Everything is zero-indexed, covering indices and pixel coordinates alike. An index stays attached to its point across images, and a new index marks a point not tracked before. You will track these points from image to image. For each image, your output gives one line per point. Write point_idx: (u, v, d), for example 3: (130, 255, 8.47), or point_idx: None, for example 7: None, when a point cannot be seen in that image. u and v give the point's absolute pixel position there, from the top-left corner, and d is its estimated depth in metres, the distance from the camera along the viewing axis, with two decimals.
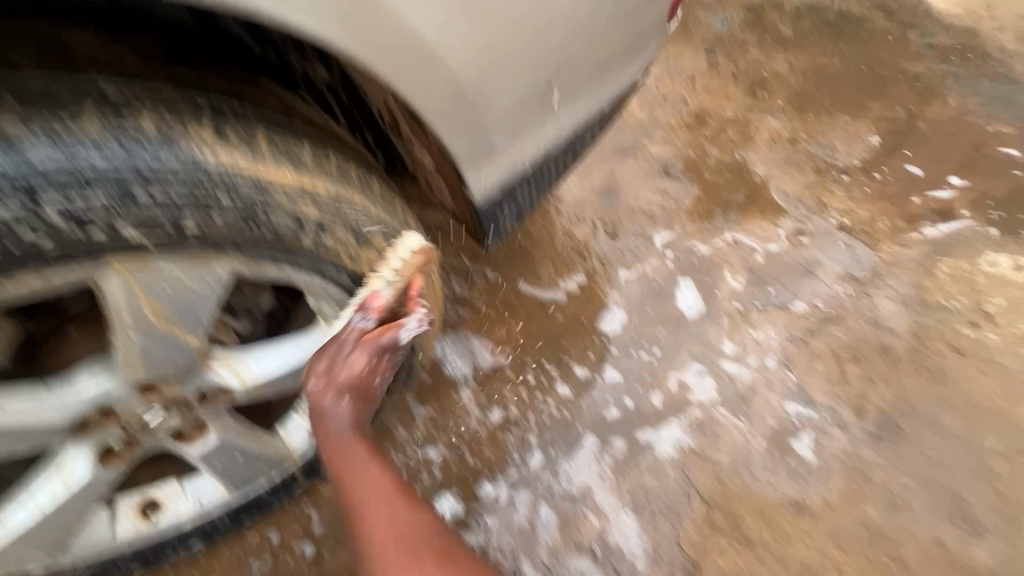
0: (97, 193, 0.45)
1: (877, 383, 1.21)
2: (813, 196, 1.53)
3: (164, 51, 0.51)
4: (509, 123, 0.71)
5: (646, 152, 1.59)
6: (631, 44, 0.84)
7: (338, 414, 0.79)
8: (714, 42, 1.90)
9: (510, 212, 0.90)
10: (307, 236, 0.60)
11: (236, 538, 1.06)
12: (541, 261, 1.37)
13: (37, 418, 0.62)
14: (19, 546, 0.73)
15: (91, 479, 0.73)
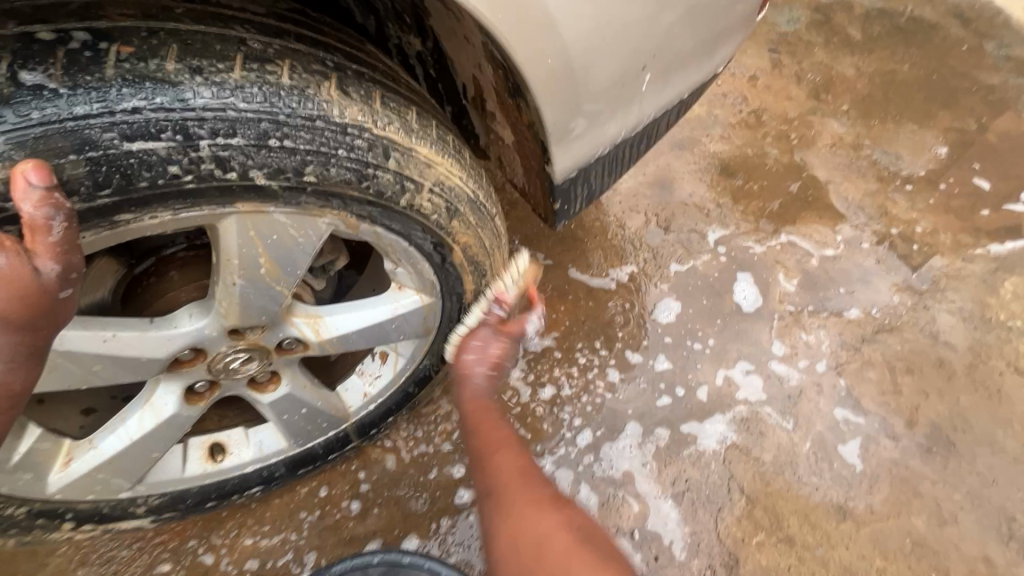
0: (238, 135, 0.48)
1: (931, 397, 1.19)
2: (875, 203, 1.49)
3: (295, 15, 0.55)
4: (601, 100, 0.71)
5: (703, 148, 1.58)
6: (719, 34, 0.85)
7: (474, 382, 0.78)
8: (778, 42, 1.86)
9: (582, 194, 0.90)
10: (406, 197, 0.62)
11: (287, 489, 1.11)
12: (592, 249, 1.38)
13: (142, 350, 0.66)
14: (106, 474, 0.77)
15: (176, 415, 0.78)
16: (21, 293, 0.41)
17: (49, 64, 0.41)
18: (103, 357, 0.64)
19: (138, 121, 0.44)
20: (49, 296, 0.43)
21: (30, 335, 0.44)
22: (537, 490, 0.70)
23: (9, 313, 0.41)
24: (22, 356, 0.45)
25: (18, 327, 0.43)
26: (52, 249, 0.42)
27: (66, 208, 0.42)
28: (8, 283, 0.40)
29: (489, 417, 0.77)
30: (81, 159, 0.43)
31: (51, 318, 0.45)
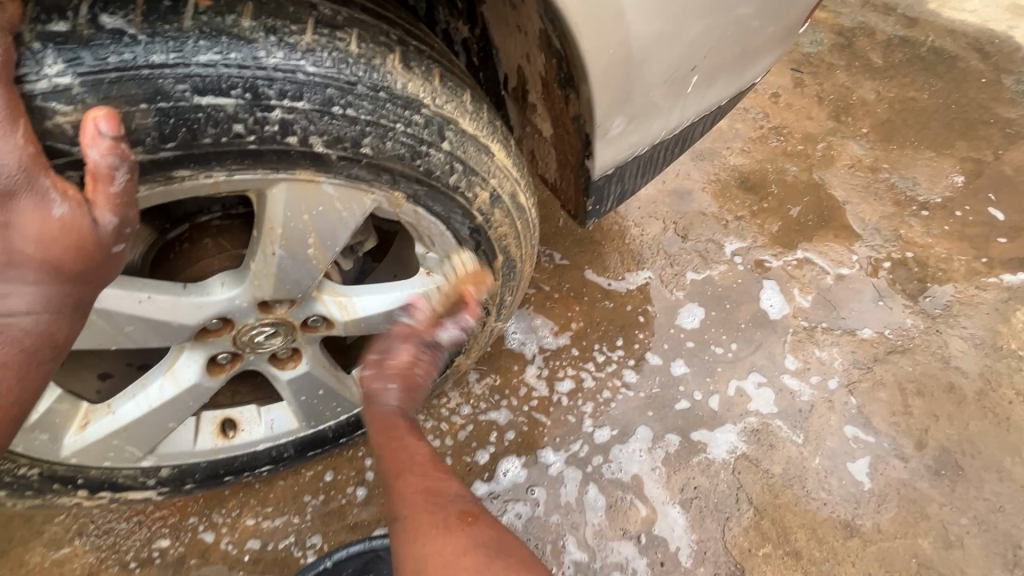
0: (303, 99, 0.48)
1: (940, 420, 1.19)
2: (891, 226, 1.50)
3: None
4: (650, 97, 0.72)
5: (723, 161, 1.58)
6: (764, 43, 0.85)
7: (387, 398, 0.73)
8: (801, 62, 1.88)
9: (615, 192, 0.90)
10: (452, 178, 0.62)
11: (292, 471, 1.10)
12: (609, 252, 1.38)
13: (173, 314, 0.65)
14: (121, 439, 0.76)
15: (196, 384, 0.77)
16: (76, 242, 0.42)
17: (129, 11, 0.41)
18: (137, 318, 0.64)
19: (210, 75, 0.44)
20: (102, 249, 0.44)
21: (80, 286, 0.46)
22: (446, 510, 0.64)
23: (64, 260, 0.43)
24: (69, 306, 0.46)
25: (69, 276, 0.44)
26: (110, 201, 0.42)
27: (130, 160, 0.41)
28: (65, 232, 0.42)
29: (397, 431, 0.71)
30: (151, 109, 0.43)
31: (101, 271, 0.46)
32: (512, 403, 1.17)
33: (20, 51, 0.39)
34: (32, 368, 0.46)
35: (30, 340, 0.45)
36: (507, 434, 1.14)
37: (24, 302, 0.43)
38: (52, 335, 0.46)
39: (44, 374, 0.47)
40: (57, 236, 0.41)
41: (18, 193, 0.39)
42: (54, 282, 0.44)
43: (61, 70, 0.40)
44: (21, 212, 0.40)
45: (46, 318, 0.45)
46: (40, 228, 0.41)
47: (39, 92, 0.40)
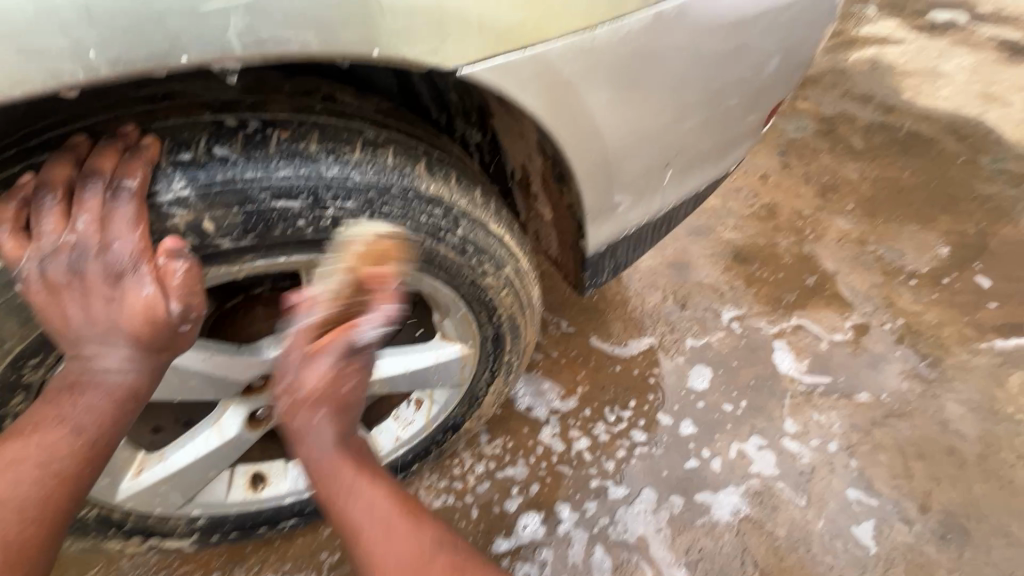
0: (351, 200, 0.62)
1: (943, 484, 1.21)
2: (881, 294, 1.59)
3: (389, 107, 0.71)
4: (631, 188, 0.86)
5: (717, 236, 1.72)
6: (734, 139, 1.00)
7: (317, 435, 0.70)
8: (787, 146, 2.06)
9: (610, 266, 1.02)
10: (463, 258, 0.76)
11: (312, 528, 1.15)
12: (613, 320, 1.49)
13: (229, 371, 0.77)
14: (168, 486, 0.85)
15: (237, 437, 0.87)
16: (152, 320, 0.56)
17: (231, 142, 0.57)
18: (199, 373, 0.75)
19: (285, 185, 0.58)
20: (171, 326, 0.57)
21: (153, 354, 0.59)
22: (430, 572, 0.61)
23: (142, 332, 0.56)
24: (146, 368, 0.59)
25: (146, 347, 0.58)
26: (179, 289, 0.56)
27: (190, 258, 0.55)
28: (148, 311, 0.55)
29: (350, 478, 0.68)
30: (241, 211, 0.57)
31: (168, 343, 0.59)
32: (527, 461, 1.24)
33: (156, 172, 0.54)
34: (117, 417, 0.59)
35: (118, 394, 0.59)
36: (535, 485, 1.20)
37: (114, 363, 0.58)
38: (134, 391, 0.60)
39: (125, 423, 0.61)
40: (141, 313, 0.55)
41: (124, 276, 0.54)
42: (135, 349, 0.58)
43: (183, 185, 0.55)
44: (124, 292, 0.55)
45: (130, 376, 0.59)
46: (132, 307, 0.55)
47: (163, 201, 0.55)
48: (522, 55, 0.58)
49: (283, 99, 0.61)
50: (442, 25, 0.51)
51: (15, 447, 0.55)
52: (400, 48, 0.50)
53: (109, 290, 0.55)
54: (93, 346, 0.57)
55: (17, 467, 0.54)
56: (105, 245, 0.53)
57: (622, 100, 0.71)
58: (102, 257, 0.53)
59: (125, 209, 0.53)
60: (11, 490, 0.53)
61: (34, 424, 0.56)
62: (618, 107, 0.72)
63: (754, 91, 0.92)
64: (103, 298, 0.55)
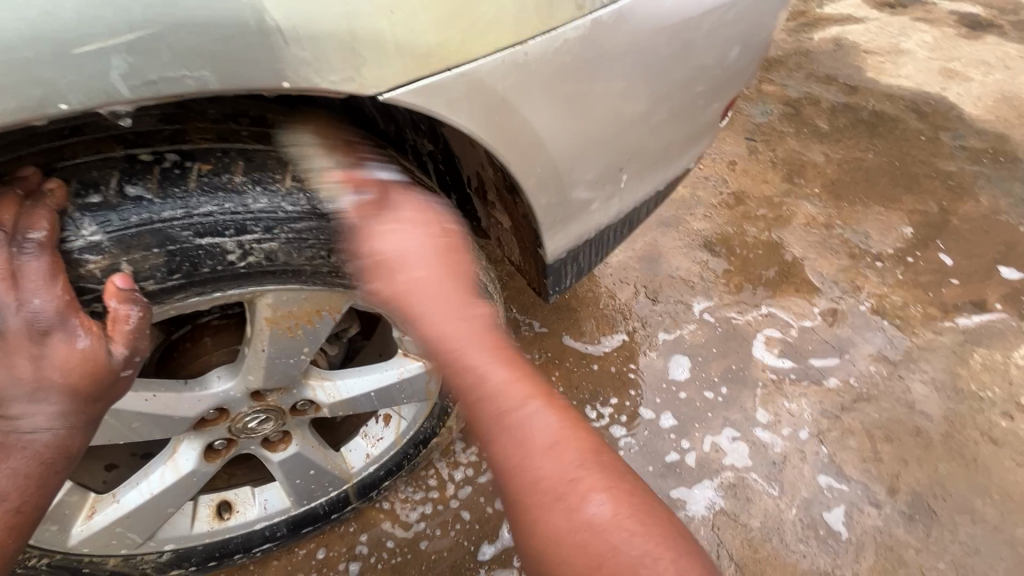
0: (282, 231, 0.60)
1: (910, 465, 1.24)
2: (847, 278, 1.61)
3: (326, 124, 0.67)
4: (585, 194, 0.84)
5: (687, 226, 1.71)
6: (692, 135, 0.99)
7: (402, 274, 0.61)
8: (754, 132, 2.06)
9: (572, 271, 1.01)
10: None
11: (286, 550, 1.13)
12: (585, 318, 1.48)
13: (176, 408, 0.74)
14: (122, 527, 0.82)
15: (193, 471, 0.84)
16: (91, 368, 0.55)
17: (146, 179, 0.54)
18: (141, 415, 0.73)
19: (206, 221, 0.56)
20: (111, 373, 0.57)
21: (89, 404, 0.57)
22: (560, 455, 0.55)
23: (79, 382, 0.55)
24: (82, 419, 0.58)
25: (83, 397, 0.56)
26: (126, 335, 0.56)
27: (141, 303, 0.57)
28: (85, 360, 0.54)
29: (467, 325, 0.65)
30: (162, 251, 0.56)
31: (107, 392, 0.58)
32: None
33: (64, 219, 0.52)
34: (47, 476, 0.57)
35: (47, 452, 0.56)
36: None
37: (43, 420, 0.55)
38: (66, 446, 0.58)
39: (57, 480, 0.58)
40: (79, 364, 0.54)
41: (54, 332, 0.52)
42: (72, 402, 0.56)
43: (94, 231, 0.53)
44: (53, 346, 0.52)
45: (62, 431, 0.57)
46: (65, 359, 0.53)
47: (76, 247, 0.53)
48: (448, 74, 0.55)
49: (204, 124, 0.57)
50: (357, 52, 0.49)
51: None
52: (314, 78, 0.48)
53: (33, 345, 0.52)
54: (19, 404, 0.54)
55: None
56: (24, 303, 0.50)
57: (564, 108, 0.69)
58: (21, 315, 0.50)
59: (37, 265, 0.50)
60: None
61: None
62: (560, 115, 0.69)
63: (712, 83, 0.90)
64: (28, 355, 0.52)
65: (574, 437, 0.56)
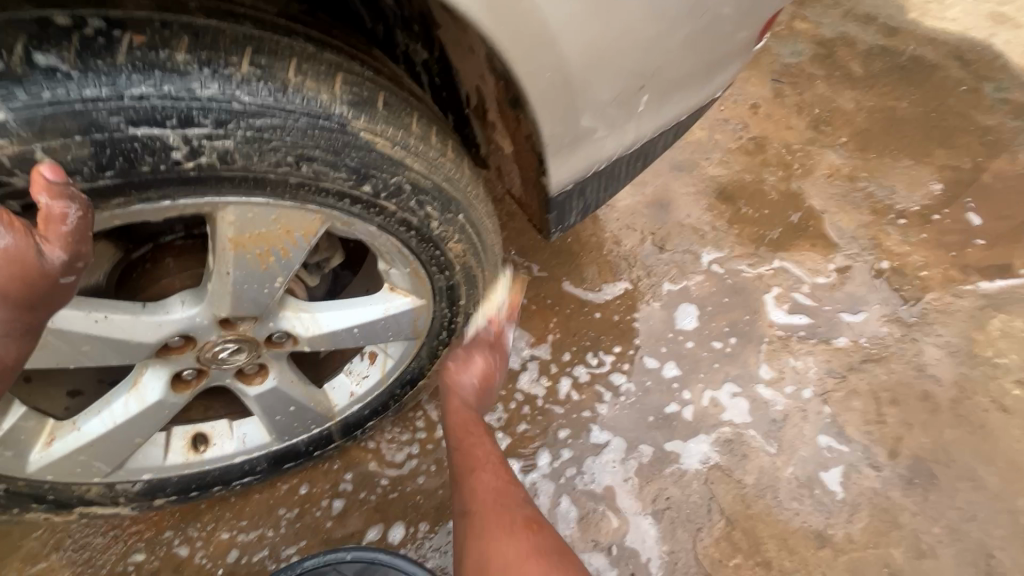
0: (237, 127, 0.52)
1: (914, 428, 1.20)
2: (868, 235, 1.51)
3: (298, 9, 0.58)
4: (598, 116, 0.74)
5: (702, 172, 1.60)
6: (722, 58, 0.87)
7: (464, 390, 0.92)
8: (781, 73, 1.90)
9: (578, 207, 0.91)
10: (400, 199, 0.65)
11: (268, 485, 1.10)
12: (586, 263, 1.40)
13: (133, 333, 0.67)
14: (86, 455, 0.77)
15: (160, 401, 0.78)
16: (21, 273, 0.46)
17: (64, 50, 0.46)
18: (91, 337, 0.65)
19: (141, 106, 0.48)
20: (49, 280, 0.48)
21: (28, 312, 0.49)
22: (510, 513, 0.82)
23: (9, 287, 0.46)
24: (20, 328, 0.50)
25: (18, 306, 0.48)
26: (62, 236, 0.47)
27: (80, 200, 0.47)
28: (10, 263, 0.45)
29: (475, 433, 0.90)
30: (87, 140, 0.48)
31: (50, 300, 0.50)
32: (505, 404, 1.19)
33: None
34: None
35: None
36: (523, 423, 1.18)
37: None
38: (0, 357, 0.50)
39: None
40: (3, 266, 0.45)
41: None
42: (2, 311, 0.47)
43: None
44: None
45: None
46: None
47: None
48: None
49: None
50: None
51: None
52: None
53: None
54: None
55: None
56: None
57: None
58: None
59: None
60: None
61: None
62: (573, 6, 0.59)
63: None
64: None
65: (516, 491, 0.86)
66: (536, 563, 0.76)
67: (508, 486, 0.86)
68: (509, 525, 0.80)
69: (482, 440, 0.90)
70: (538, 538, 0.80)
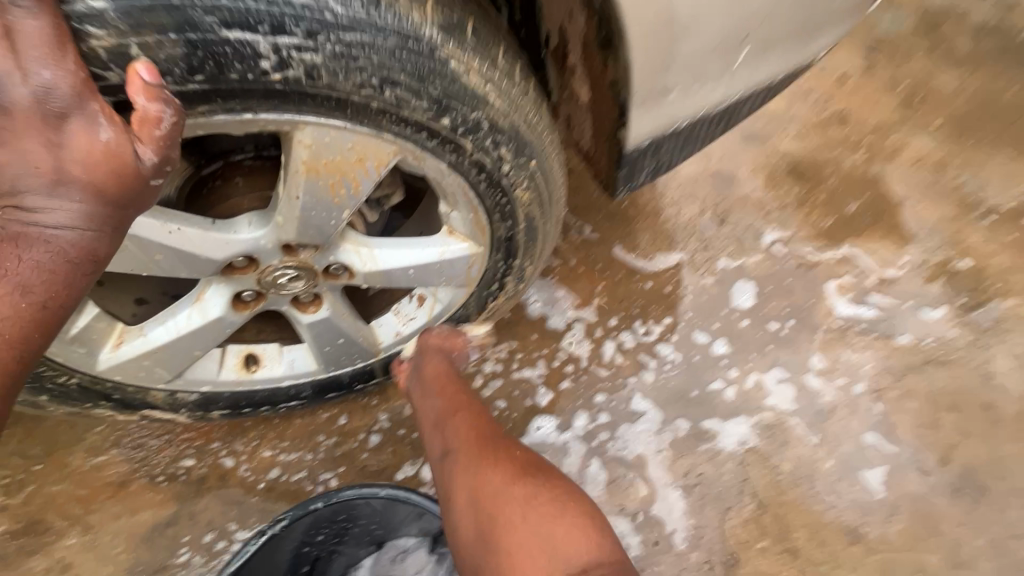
0: (327, 40, 0.50)
1: (970, 438, 1.14)
2: (949, 230, 1.40)
3: None
4: (693, 65, 0.69)
5: (774, 145, 1.50)
6: (831, 15, 0.80)
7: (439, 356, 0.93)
8: (877, 43, 1.72)
9: (649, 165, 0.85)
10: (477, 137, 0.63)
11: (310, 412, 1.14)
12: (640, 230, 1.34)
13: (202, 248, 0.68)
14: (151, 361, 0.81)
15: (221, 317, 0.81)
16: (117, 169, 0.47)
17: None
18: (164, 248, 0.67)
19: (235, 8, 0.47)
20: (142, 182, 0.49)
21: (120, 212, 0.50)
22: (495, 453, 0.79)
23: (103, 184, 0.47)
24: (110, 225, 0.51)
25: (112, 203, 0.49)
26: (155, 139, 0.47)
27: (174, 105, 0.47)
28: (109, 158, 0.46)
29: (448, 379, 0.91)
30: (180, 40, 0.47)
31: (139, 200, 0.50)
32: (545, 363, 1.19)
33: None
34: (73, 276, 0.51)
35: (71, 252, 0.50)
36: (565, 381, 1.17)
37: (66, 219, 0.48)
38: (93, 251, 0.51)
39: (83, 283, 0.53)
40: (102, 160, 0.46)
41: (71, 115, 0.44)
42: (98, 205, 0.48)
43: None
44: (71, 134, 0.45)
45: (88, 235, 0.50)
46: (86, 152, 0.45)
47: (79, 13, 0.45)
48: None
49: None
50: None
51: None
52: None
53: (48, 130, 0.44)
54: (37, 196, 0.46)
55: None
56: (29, 72, 0.42)
57: None
58: (29, 87, 0.42)
59: (38, 27, 0.42)
60: None
61: None
62: None
63: None
64: (42, 141, 0.44)
65: (494, 454, 0.79)
66: (523, 484, 0.74)
67: (487, 428, 0.84)
68: (501, 459, 0.78)
69: (459, 394, 0.90)
70: (527, 475, 0.76)
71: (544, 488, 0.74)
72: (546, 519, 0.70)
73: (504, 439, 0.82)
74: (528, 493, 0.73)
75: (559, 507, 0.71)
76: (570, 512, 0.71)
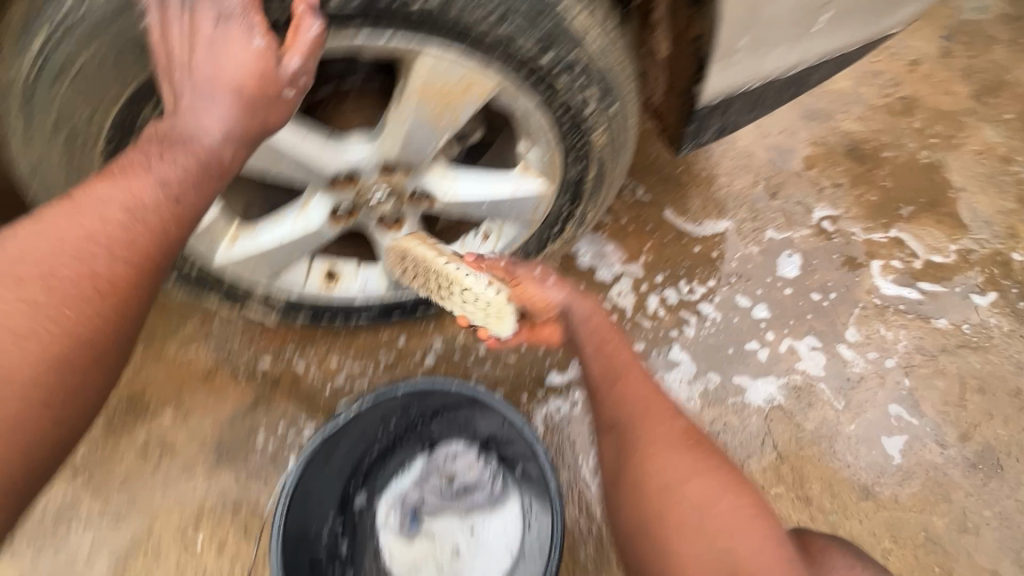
0: None
1: (994, 419, 1.18)
2: (1004, 223, 1.41)
3: None
4: (772, 26, 0.74)
5: (835, 125, 1.50)
6: None
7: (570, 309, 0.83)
8: (957, 28, 1.68)
9: (716, 124, 0.91)
10: (569, 77, 0.73)
11: (372, 331, 1.26)
12: (692, 194, 1.39)
13: (319, 158, 0.79)
14: (256, 260, 0.93)
15: (319, 228, 0.91)
16: (259, 73, 0.58)
17: None
18: (288, 155, 0.77)
19: None
20: (277, 88, 0.59)
21: (253, 119, 0.60)
22: (675, 430, 0.75)
23: (247, 85, 0.58)
24: (241, 134, 0.60)
25: (246, 108, 0.59)
26: (297, 46, 0.58)
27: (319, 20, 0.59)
28: (258, 61, 0.57)
29: (610, 341, 0.82)
30: None
31: (270, 107, 0.60)
32: None
33: None
34: (199, 183, 0.60)
35: (204, 156, 0.59)
36: None
37: (211, 117, 0.58)
38: (221, 158, 0.60)
39: (204, 196, 0.61)
40: (253, 63, 0.57)
41: (240, 27, 0.57)
42: (236, 108, 0.58)
43: None
44: (236, 42, 0.57)
45: (222, 139, 0.59)
46: (242, 56, 0.57)
47: None
48: None
49: None
50: None
51: (108, 190, 0.57)
52: None
53: (221, 40, 0.57)
54: (196, 95, 0.58)
55: (107, 211, 0.56)
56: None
57: None
58: (219, 5, 0.57)
59: None
60: (99, 229, 0.56)
61: (134, 167, 0.58)
62: None
63: None
64: (215, 49, 0.57)
65: (675, 427, 0.75)
66: (707, 465, 0.73)
67: (658, 397, 0.79)
68: (680, 438, 0.75)
69: (620, 347, 0.82)
70: (699, 447, 0.75)
71: (727, 480, 0.72)
72: (734, 508, 0.69)
73: (675, 406, 0.79)
74: (717, 480, 0.71)
75: (738, 492, 0.71)
76: (752, 500, 0.71)
